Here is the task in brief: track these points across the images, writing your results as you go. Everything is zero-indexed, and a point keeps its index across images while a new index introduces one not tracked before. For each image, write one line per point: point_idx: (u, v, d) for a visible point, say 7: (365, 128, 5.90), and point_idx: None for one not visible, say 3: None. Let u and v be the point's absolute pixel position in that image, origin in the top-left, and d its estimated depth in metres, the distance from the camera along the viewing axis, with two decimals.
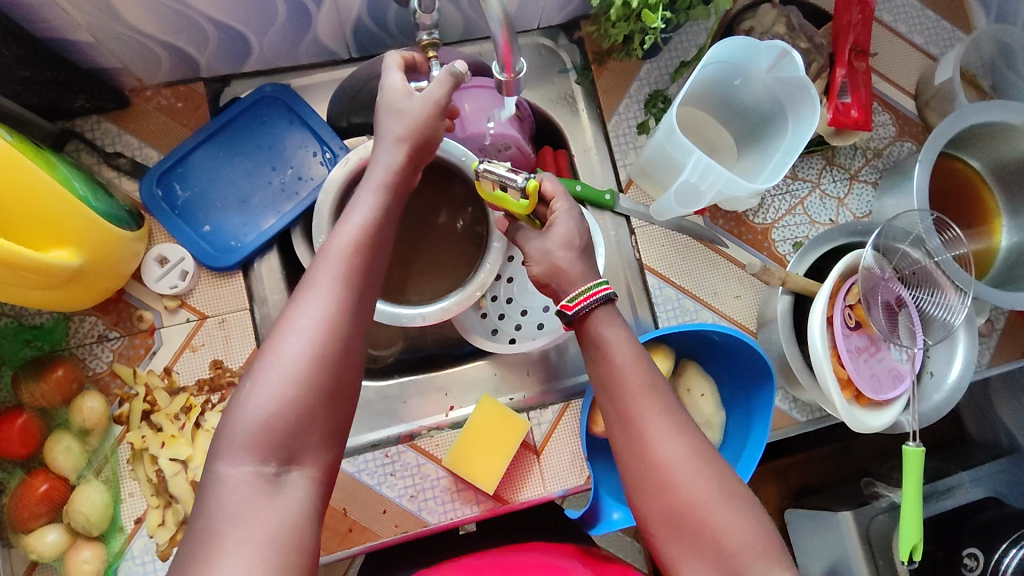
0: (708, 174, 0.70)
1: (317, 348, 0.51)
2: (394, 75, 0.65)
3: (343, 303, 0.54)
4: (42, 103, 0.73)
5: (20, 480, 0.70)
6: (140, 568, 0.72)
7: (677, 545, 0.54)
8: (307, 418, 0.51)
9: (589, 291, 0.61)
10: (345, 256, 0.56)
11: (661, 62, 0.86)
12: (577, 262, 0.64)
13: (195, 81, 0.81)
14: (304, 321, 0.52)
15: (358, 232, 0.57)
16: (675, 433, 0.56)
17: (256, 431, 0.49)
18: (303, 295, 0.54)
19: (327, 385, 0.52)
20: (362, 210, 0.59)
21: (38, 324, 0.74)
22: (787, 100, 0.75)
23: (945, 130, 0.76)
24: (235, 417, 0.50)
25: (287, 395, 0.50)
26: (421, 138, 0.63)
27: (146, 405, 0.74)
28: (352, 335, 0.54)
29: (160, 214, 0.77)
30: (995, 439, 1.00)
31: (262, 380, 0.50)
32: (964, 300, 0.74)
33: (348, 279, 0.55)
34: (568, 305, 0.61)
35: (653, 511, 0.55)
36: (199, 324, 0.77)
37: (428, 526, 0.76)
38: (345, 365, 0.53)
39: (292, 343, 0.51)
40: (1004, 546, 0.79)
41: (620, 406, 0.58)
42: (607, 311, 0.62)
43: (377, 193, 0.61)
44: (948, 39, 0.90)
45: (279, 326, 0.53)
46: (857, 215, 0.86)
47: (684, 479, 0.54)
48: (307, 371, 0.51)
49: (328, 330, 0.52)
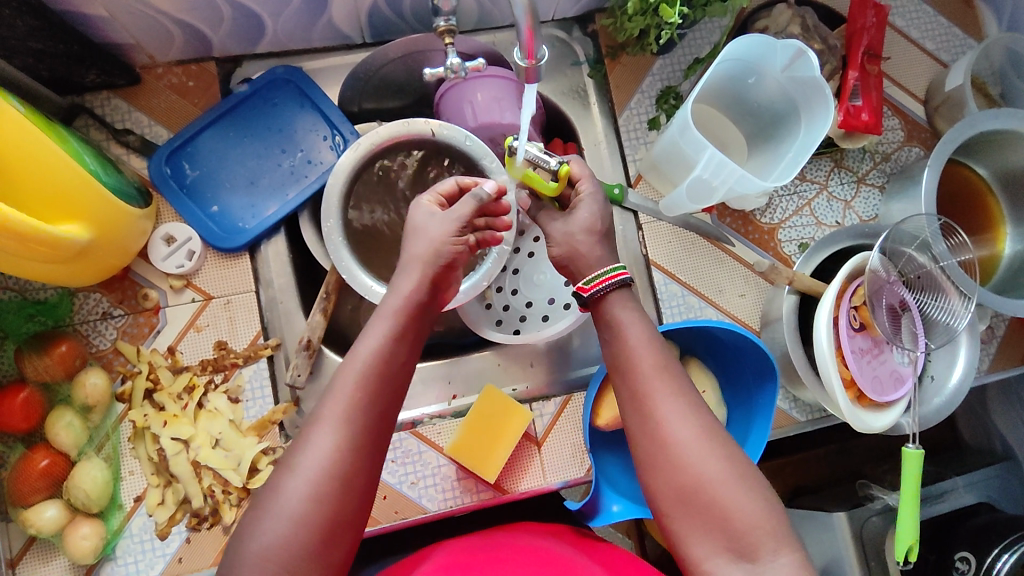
0: (721, 171, 0.71)
1: (317, 489, 0.51)
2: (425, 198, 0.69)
3: (347, 442, 0.53)
4: (53, 76, 0.73)
5: (20, 455, 0.69)
6: (139, 546, 0.71)
7: (686, 522, 0.55)
8: (305, 561, 0.49)
9: (607, 274, 0.64)
10: (354, 392, 0.55)
11: (675, 58, 0.86)
12: (596, 247, 0.68)
13: (207, 60, 0.81)
14: (307, 461, 0.51)
15: (375, 356, 0.57)
16: (688, 415, 0.57)
17: (252, 571, 0.48)
18: (307, 434, 0.53)
19: (327, 525, 0.50)
20: (380, 334, 0.59)
21: (43, 298, 0.74)
22: (800, 101, 0.75)
23: (955, 135, 0.76)
24: (237, 551, 0.49)
25: (285, 536, 0.49)
26: (438, 263, 0.64)
27: (149, 383, 0.74)
28: (356, 475, 0.52)
29: (169, 193, 0.77)
30: (988, 446, 1.00)
31: (260, 520, 0.50)
32: (968, 305, 0.75)
33: (354, 417, 0.54)
34: (585, 287, 0.65)
35: (664, 490, 0.56)
36: (205, 305, 0.77)
37: (427, 514, 0.77)
38: (350, 505, 0.52)
39: (292, 483, 0.51)
40: (995, 550, 0.80)
41: (635, 387, 0.59)
42: (623, 295, 0.64)
43: (390, 324, 0.60)
44: (959, 46, 0.91)
45: (282, 463, 0.53)
46: (864, 218, 0.86)
47: (697, 459, 0.55)
48: (307, 513, 0.50)
49: (330, 471, 0.51)
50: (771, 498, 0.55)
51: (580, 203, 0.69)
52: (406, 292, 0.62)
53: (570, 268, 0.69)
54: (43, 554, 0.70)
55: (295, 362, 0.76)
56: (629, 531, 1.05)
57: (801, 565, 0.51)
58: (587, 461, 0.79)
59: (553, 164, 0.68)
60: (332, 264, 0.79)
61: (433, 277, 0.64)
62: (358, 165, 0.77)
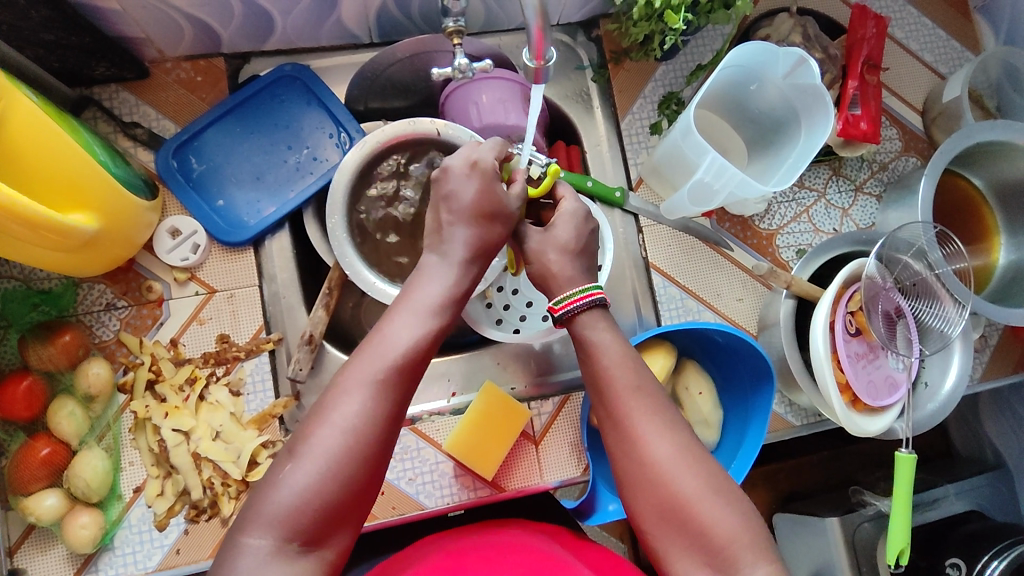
0: (723, 174, 0.72)
1: (353, 443, 0.51)
2: (454, 157, 0.65)
3: (386, 402, 0.53)
4: (62, 68, 0.73)
5: (22, 443, 0.70)
6: (136, 537, 0.72)
7: (667, 539, 0.55)
8: (330, 516, 0.50)
9: (574, 296, 0.62)
10: (397, 351, 0.55)
11: (678, 64, 0.88)
12: (570, 265, 0.65)
13: (216, 56, 0.82)
14: (346, 413, 0.51)
15: (431, 306, 0.59)
16: (664, 432, 0.56)
17: (278, 522, 0.48)
18: (346, 385, 0.53)
19: (357, 481, 0.51)
20: (436, 285, 0.60)
21: (47, 288, 0.75)
22: (800, 107, 0.77)
23: (950, 147, 0.77)
24: (262, 501, 0.49)
25: (317, 487, 0.49)
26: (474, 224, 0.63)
27: (151, 374, 0.75)
28: (389, 435, 0.53)
29: (175, 185, 0.78)
30: (980, 455, 1.01)
31: (295, 469, 0.50)
32: (961, 312, 0.76)
33: (395, 375, 0.54)
34: (554, 308, 0.63)
35: (645, 508, 0.56)
36: (208, 298, 0.77)
37: (424, 510, 0.77)
38: (379, 463, 0.52)
39: (330, 433, 0.51)
40: (985, 557, 0.80)
41: (611, 407, 0.59)
42: (595, 315, 0.62)
43: (441, 289, 0.60)
44: (957, 59, 0.92)
45: (314, 413, 0.52)
46: (860, 225, 0.87)
47: (675, 476, 0.55)
48: (341, 466, 0.50)
49: (367, 427, 0.51)
50: (749, 512, 0.55)
51: (559, 222, 0.67)
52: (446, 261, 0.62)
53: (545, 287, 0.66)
54: (41, 542, 0.71)
55: (297, 356, 0.77)
56: (623, 534, 1.05)
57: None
58: (583, 461, 0.80)
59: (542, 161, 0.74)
60: (336, 261, 0.80)
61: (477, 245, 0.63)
62: (362, 163, 0.78)
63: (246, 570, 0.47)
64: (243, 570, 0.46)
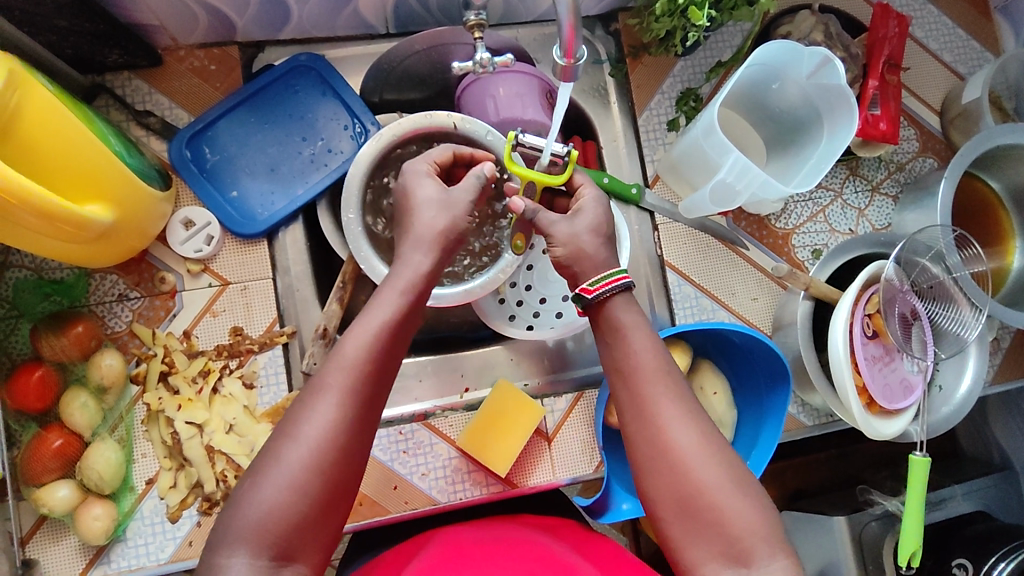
0: (745, 175, 0.72)
1: (317, 457, 0.50)
2: (417, 164, 0.69)
3: (348, 412, 0.52)
4: (75, 55, 0.72)
5: (34, 434, 0.69)
6: (149, 529, 0.71)
7: (680, 528, 0.53)
8: (300, 531, 0.49)
9: (610, 277, 0.61)
10: (358, 360, 0.54)
11: (697, 60, 0.87)
12: (602, 248, 0.65)
13: (230, 44, 0.80)
14: (310, 428, 0.51)
15: (392, 314, 0.57)
16: (688, 420, 0.55)
17: (249, 538, 0.48)
18: (311, 398, 0.52)
19: (324, 495, 0.50)
20: (399, 291, 0.59)
21: (59, 278, 0.74)
22: (822, 106, 0.76)
23: (972, 148, 0.77)
24: (231, 516, 0.49)
25: (281, 504, 0.48)
26: (448, 240, 0.64)
27: (163, 366, 0.74)
28: (355, 447, 0.52)
29: (189, 176, 0.77)
30: (987, 456, 1.01)
31: (259, 485, 0.49)
32: (978, 316, 0.76)
33: (359, 386, 0.53)
34: (588, 289, 0.61)
35: (661, 494, 0.54)
36: (221, 290, 0.77)
37: (436, 505, 0.77)
38: (346, 477, 0.52)
39: (294, 448, 0.50)
40: (993, 560, 0.79)
41: (636, 391, 0.57)
42: (625, 300, 0.61)
43: (398, 294, 0.59)
44: (976, 59, 0.92)
45: (282, 428, 0.52)
46: (877, 226, 0.87)
47: (696, 464, 0.53)
48: (306, 483, 0.49)
49: (331, 441, 0.51)
50: (766, 505, 0.53)
51: (585, 207, 0.67)
52: (416, 261, 0.61)
53: (564, 270, 0.65)
54: (53, 533, 0.70)
55: (312, 350, 0.77)
56: (625, 528, 1.05)
57: (794, 571, 0.50)
58: (596, 458, 0.80)
59: (563, 150, 0.69)
60: (350, 254, 0.80)
61: (440, 257, 0.63)
62: (377, 156, 0.77)
63: None
64: None
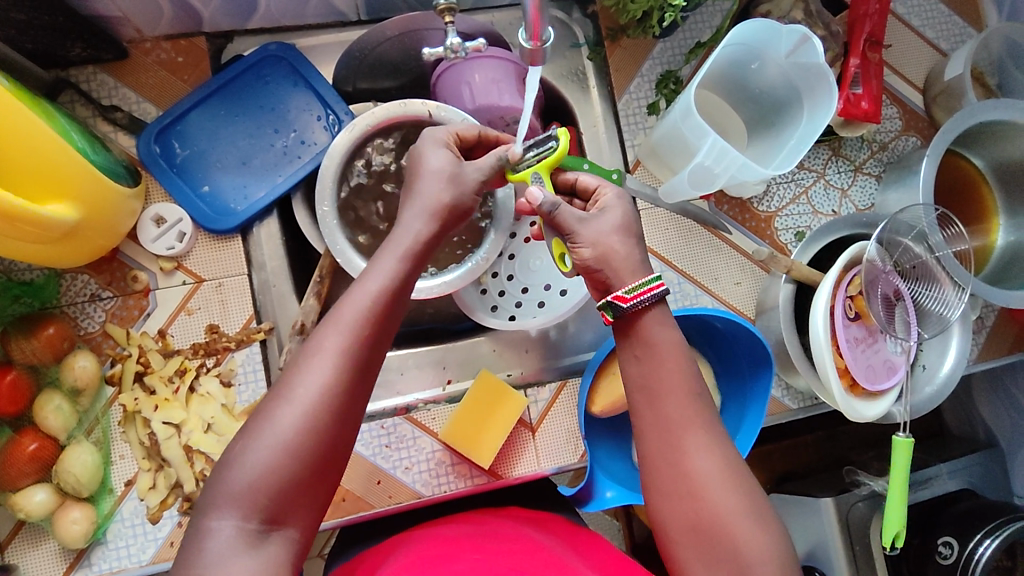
0: (723, 158, 0.71)
1: (309, 420, 0.49)
2: (438, 131, 0.66)
3: (343, 376, 0.51)
4: (37, 49, 0.71)
5: (8, 439, 0.68)
6: (130, 530, 0.71)
7: (692, 553, 0.53)
8: (288, 496, 0.48)
9: (646, 285, 0.58)
10: (354, 324, 0.52)
11: (676, 41, 0.85)
12: (634, 250, 0.60)
13: (196, 35, 0.78)
14: (303, 391, 0.50)
15: (391, 280, 0.56)
16: (711, 446, 0.55)
17: (239, 501, 0.47)
18: (306, 361, 0.51)
19: (315, 459, 0.49)
20: (398, 257, 0.57)
21: (29, 280, 0.72)
22: (802, 87, 0.75)
23: (954, 126, 0.76)
24: (220, 481, 0.48)
25: (273, 467, 0.48)
26: (452, 215, 0.61)
27: (139, 366, 0.73)
28: (347, 411, 0.51)
29: (158, 171, 0.75)
30: (973, 434, 1.01)
31: (250, 447, 0.48)
32: (961, 295, 0.76)
33: (355, 349, 0.52)
34: (624, 297, 0.58)
35: (676, 519, 0.54)
36: (195, 288, 0.75)
37: (420, 498, 0.76)
38: (337, 443, 0.51)
39: (287, 411, 0.49)
40: (978, 536, 0.80)
41: (659, 412, 0.56)
42: (659, 311, 0.59)
43: (396, 260, 0.57)
44: (959, 35, 0.90)
45: (275, 391, 0.51)
46: (860, 207, 0.86)
47: (717, 491, 0.53)
48: (297, 447, 0.49)
49: (323, 404, 0.50)
50: (782, 535, 0.53)
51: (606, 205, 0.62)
52: (417, 224, 0.59)
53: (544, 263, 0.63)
54: (32, 537, 0.70)
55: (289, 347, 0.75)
56: (617, 513, 1.06)
57: None
58: (580, 447, 0.80)
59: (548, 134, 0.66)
60: (327, 248, 0.79)
61: (444, 224, 0.60)
62: (353, 146, 0.75)
63: (213, 554, 0.45)
64: (211, 551, 0.45)
